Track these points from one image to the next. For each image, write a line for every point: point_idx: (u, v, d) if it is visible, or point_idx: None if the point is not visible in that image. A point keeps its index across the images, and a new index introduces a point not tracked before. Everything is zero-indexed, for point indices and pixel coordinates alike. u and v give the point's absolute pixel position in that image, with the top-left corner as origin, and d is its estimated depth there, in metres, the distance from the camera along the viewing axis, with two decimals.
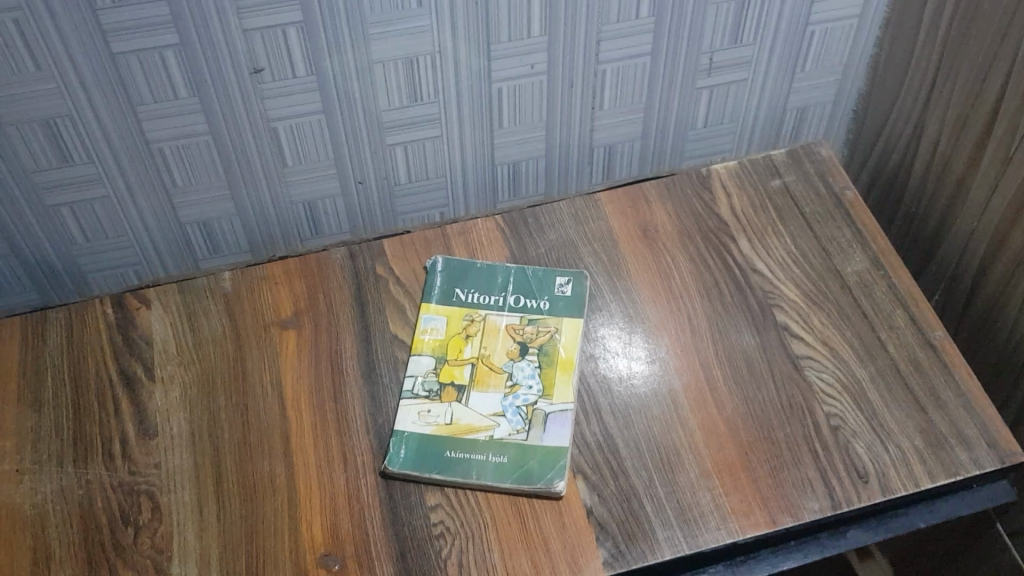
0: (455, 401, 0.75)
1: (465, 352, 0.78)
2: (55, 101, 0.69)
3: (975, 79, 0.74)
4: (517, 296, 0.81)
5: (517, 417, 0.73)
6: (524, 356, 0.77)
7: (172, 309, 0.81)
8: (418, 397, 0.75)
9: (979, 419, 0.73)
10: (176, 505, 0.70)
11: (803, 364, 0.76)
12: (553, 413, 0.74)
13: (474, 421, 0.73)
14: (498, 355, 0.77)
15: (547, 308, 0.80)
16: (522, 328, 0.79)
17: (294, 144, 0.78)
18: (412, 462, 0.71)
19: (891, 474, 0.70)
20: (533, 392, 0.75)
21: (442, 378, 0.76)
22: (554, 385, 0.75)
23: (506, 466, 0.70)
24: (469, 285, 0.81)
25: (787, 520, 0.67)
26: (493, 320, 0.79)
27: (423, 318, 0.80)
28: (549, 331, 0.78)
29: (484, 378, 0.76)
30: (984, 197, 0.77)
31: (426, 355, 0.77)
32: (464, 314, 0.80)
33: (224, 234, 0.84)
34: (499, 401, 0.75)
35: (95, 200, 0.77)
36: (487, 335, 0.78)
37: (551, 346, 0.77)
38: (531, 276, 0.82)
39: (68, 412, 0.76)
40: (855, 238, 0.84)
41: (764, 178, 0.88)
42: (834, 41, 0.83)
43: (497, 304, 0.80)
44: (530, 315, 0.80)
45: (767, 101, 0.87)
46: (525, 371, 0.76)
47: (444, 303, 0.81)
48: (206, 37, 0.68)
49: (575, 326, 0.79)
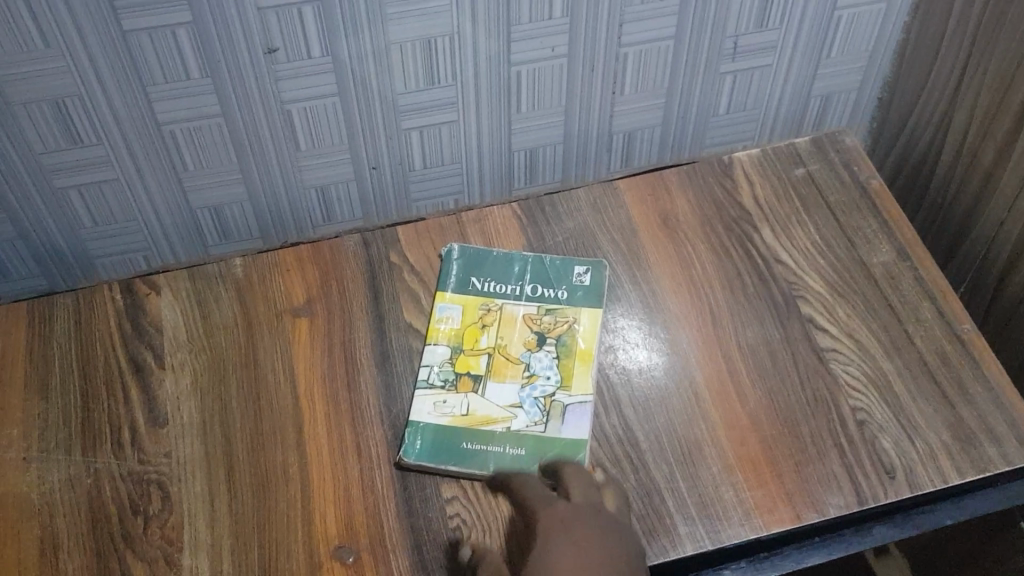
0: (472, 392, 0.73)
1: (481, 342, 0.76)
2: (64, 80, 0.67)
3: (1008, 67, 0.72)
4: (534, 285, 0.79)
5: (535, 409, 0.72)
6: (542, 346, 0.75)
7: (182, 294, 0.80)
8: (433, 387, 0.73)
9: (1008, 415, 0.71)
10: (186, 496, 0.69)
11: (829, 357, 0.74)
12: (572, 404, 0.72)
13: (491, 412, 0.72)
14: (515, 346, 0.76)
15: (565, 298, 0.78)
16: (540, 318, 0.77)
17: (308, 127, 0.76)
18: (428, 454, 0.69)
19: (919, 469, 0.68)
20: (551, 383, 0.73)
21: (459, 368, 0.75)
22: (573, 375, 0.74)
23: (523, 459, 0.69)
24: (485, 274, 0.80)
25: (812, 516, 0.66)
26: (510, 310, 0.78)
27: (438, 307, 0.78)
28: (567, 322, 0.77)
29: (501, 369, 0.74)
30: (1014, 187, 0.75)
31: (441, 345, 0.76)
32: (480, 303, 0.78)
33: (236, 219, 0.82)
34: (517, 392, 0.73)
35: (105, 183, 0.76)
36: (504, 325, 0.77)
37: (569, 336, 0.76)
38: (549, 265, 0.80)
39: (76, 399, 0.74)
40: (880, 228, 0.82)
41: (787, 166, 0.86)
42: (861, 26, 0.81)
43: (514, 293, 0.79)
44: (547, 304, 0.78)
45: (791, 88, 0.85)
46: (543, 361, 0.75)
47: (460, 292, 0.79)
48: (220, 15, 0.66)
49: (594, 316, 0.77)
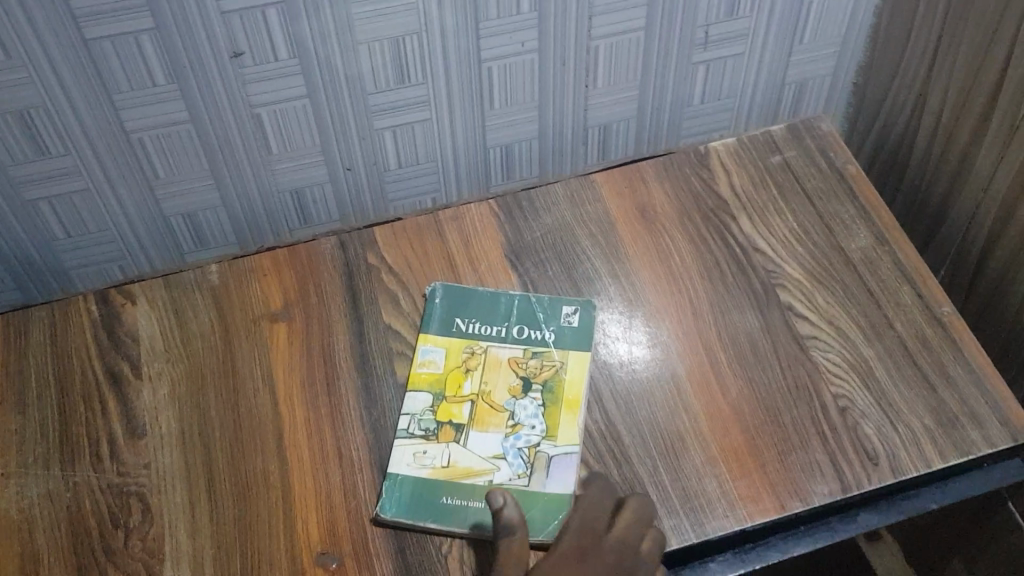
0: (453, 441, 0.70)
1: (465, 388, 0.73)
2: (29, 92, 0.67)
3: (978, 49, 0.72)
4: (519, 326, 0.76)
5: (519, 461, 0.69)
6: (528, 393, 0.72)
7: (158, 303, 0.79)
8: (414, 437, 0.70)
9: (990, 396, 0.71)
10: (167, 507, 0.68)
11: (809, 345, 0.74)
12: (556, 455, 0.69)
13: (473, 464, 0.69)
14: (500, 391, 0.72)
15: (553, 339, 0.75)
16: (526, 361, 0.73)
17: (279, 130, 0.76)
18: (406, 509, 0.66)
19: (902, 455, 0.68)
20: (536, 432, 0.70)
21: (440, 417, 0.71)
22: (559, 424, 0.70)
23: None
24: (469, 314, 0.76)
25: (796, 505, 0.65)
26: (495, 353, 0.74)
27: (421, 349, 0.75)
28: (554, 365, 0.73)
29: (484, 417, 0.71)
30: (990, 168, 0.74)
31: (423, 391, 0.73)
32: (464, 345, 0.75)
33: (210, 225, 0.82)
34: (500, 442, 0.70)
35: (75, 194, 0.75)
36: (489, 369, 0.73)
37: (556, 381, 0.72)
38: (536, 304, 0.77)
39: (53, 413, 0.73)
40: (858, 214, 0.81)
41: (764, 154, 0.86)
42: (832, 12, 0.80)
43: (500, 334, 0.75)
44: (533, 346, 0.74)
45: (765, 76, 0.85)
46: (528, 409, 0.71)
47: (443, 335, 0.76)
48: (183, 21, 0.65)
49: (581, 358, 0.73)
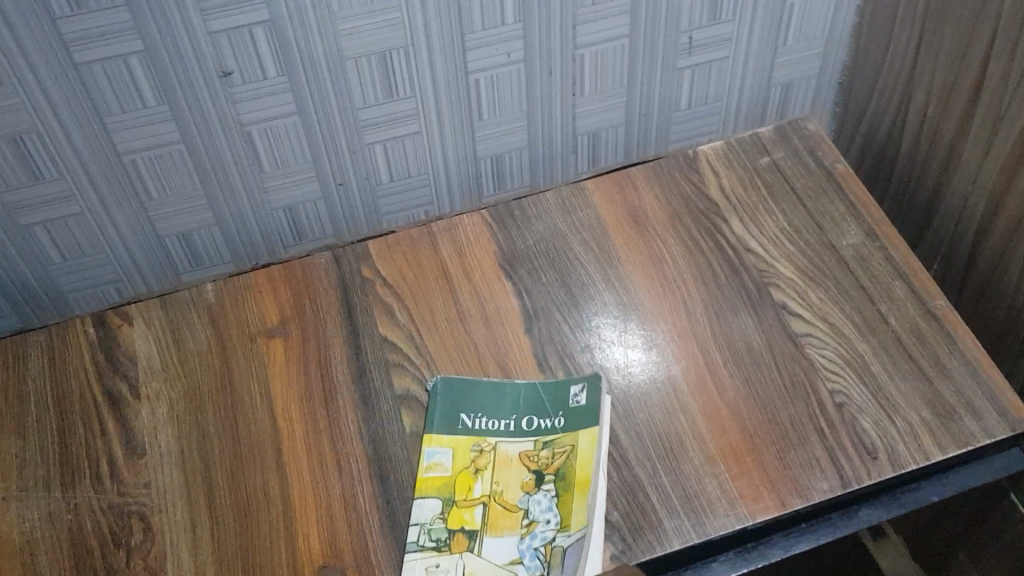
0: (467, 551, 0.65)
1: (475, 490, 0.68)
2: (21, 117, 0.67)
3: (958, 44, 0.72)
4: (528, 416, 0.72)
5: (536, 562, 0.65)
6: (540, 486, 0.68)
7: (155, 324, 0.80)
8: (424, 549, 0.65)
9: (986, 387, 0.71)
10: (168, 526, 0.68)
11: (804, 342, 0.74)
12: (572, 546, 0.65)
13: (489, 572, 0.64)
14: (511, 490, 0.68)
15: (564, 424, 0.71)
16: (537, 454, 0.70)
17: (271, 148, 0.76)
18: None
19: (901, 448, 0.68)
20: (551, 527, 0.66)
21: (451, 525, 0.67)
22: (572, 512, 0.66)
23: None
24: (475, 408, 0.72)
25: (797, 502, 0.65)
26: (505, 449, 0.70)
27: (425, 452, 0.70)
28: (566, 452, 0.69)
29: (497, 520, 0.67)
30: (976, 161, 0.75)
31: (430, 498, 0.68)
32: (471, 444, 0.71)
33: (205, 245, 0.82)
34: (516, 544, 0.66)
35: (70, 218, 0.75)
36: (498, 467, 0.69)
37: (568, 469, 0.69)
38: (543, 391, 0.73)
39: (53, 436, 0.74)
40: (848, 211, 0.82)
41: (753, 156, 0.87)
42: (815, 13, 0.81)
43: (509, 428, 0.71)
44: (544, 435, 0.70)
45: (751, 79, 0.86)
46: (541, 504, 0.67)
47: (449, 434, 0.71)
48: (171, 42, 0.66)
49: (593, 439, 0.70)
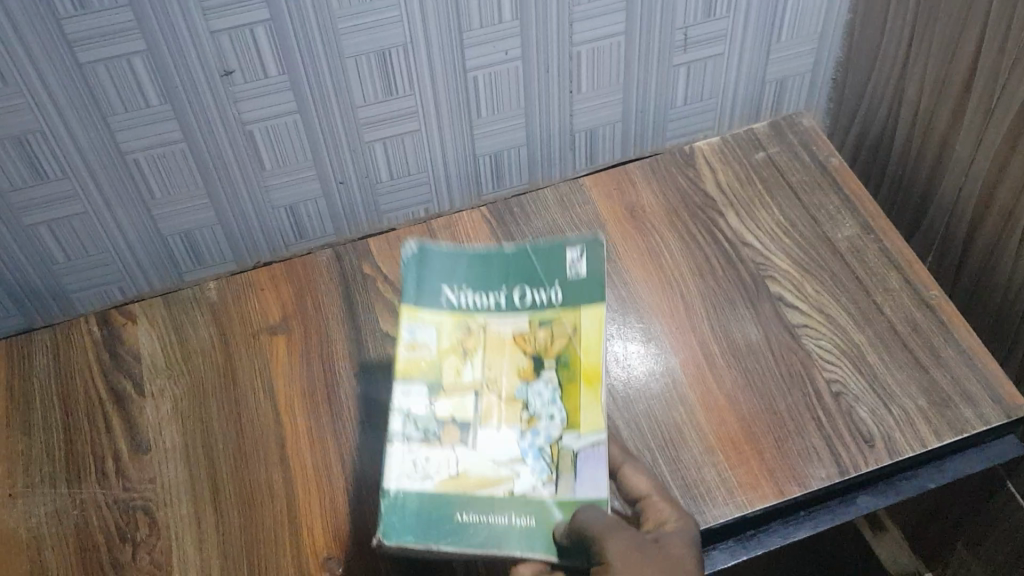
0: (459, 442, 0.62)
1: (465, 374, 0.65)
2: (25, 117, 0.68)
3: (949, 38, 0.73)
4: (520, 288, 0.68)
5: (542, 463, 0.61)
6: (541, 373, 0.65)
7: (158, 322, 0.80)
8: (410, 438, 0.62)
9: (981, 375, 0.72)
10: (173, 520, 0.69)
11: (801, 333, 0.75)
12: (582, 449, 0.61)
13: (487, 473, 0.61)
14: (507, 381, 0.65)
15: (560, 302, 0.67)
16: (534, 333, 0.66)
17: (271, 146, 0.77)
18: (414, 532, 0.58)
19: (897, 436, 0.69)
20: (556, 424, 0.63)
21: (441, 414, 0.63)
22: (579, 409, 0.63)
23: (535, 530, 0.59)
24: (459, 281, 0.68)
25: (795, 490, 0.66)
26: (495, 330, 0.66)
27: (405, 330, 0.65)
28: (567, 333, 0.66)
29: (494, 412, 0.63)
30: (969, 153, 0.75)
31: (415, 381, 0.64)
32: (458, 321, 0.66)
33: (208, 243, 0.83)
34: (517, 441, 0.62)
35: (74, 217, 0.76)
36: (491, 351, 0.65)
37: (571, 357, 0.65)
38: (533, 259, 0.69)
39: (58, 432, 0.74)
40: (843, 205, 0.83)
41: (748, 151, 0.88)
42: (808, 9, 0.82)
43: (498, 305, 0.67)
44: (538, 313, 0.67)
45: (746, 75, 0.87)
46: (543, 397, 0.64)
47: (432, 312, 0.66)
48: (174, 41, 0.67)
49: (596, 315, 0.66)
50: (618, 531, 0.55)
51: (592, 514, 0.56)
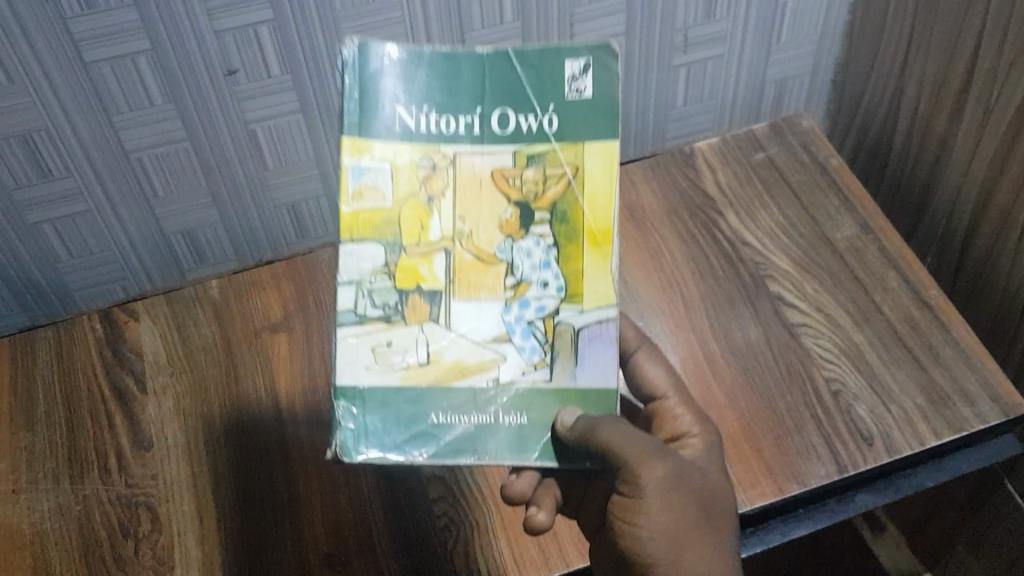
0: (427, 321, 0.53)
1: (433, 231, 0.53)
2: (30, 115, 0.68)
3: (949, 39, 0.74)
4: (500, 109, 0.53)
5: (532, 343, 0.54)
6: (530, 230, 0.54)
7: (160, 320, 0.81)
8: (366, 321, 0.53)
9: (980, 373, 0.73)
10: (176, 516, 0.70)
11: (800, 332, 0.76)
12: (587, 331, 0.54)
13: (464, 356, 0.54)
14: (484, 234, 0.53)
15: (557, 136, 0.53)
16: (519, 173, 0.53)
17: (274, 146, 0.78)
18: (383, 440, 0.53)
19: (896, 434, 0.70)
20: (551, 294, 0.54)
21: (405, 284, 0.53)
22: (582, 275, 0.54)
23: (523, 429, 0.54)
24: (417, 98, 0.53)
25: (794, 488, 0.67)
26: (468, 166, 0.53)
27: (349, 167, 0.53)
28: (565, 174, 0.53)
29: (465, 268, 0.53)
30: (968, 154, 0.76)
31: (367, 243, 0.53)
32: (420, 155, 0.53)
33: (210, 242, 0.83)
34: (501, 315, 0.54)
35: (78, 215, 0.77)
36: (464, 197, 0.53)
37: (573, 211, 0.54)
38: (525, 83, 0.53)
39: (61, 428, 0.75)
40: (843, 205, 0.84)
41: (748, 151, 0.88)
42: (808, 11, 0.82)
43: (467, 132, 0.53)
44: (526, 145, 0.53)
45: (746, 77, 0.87)
46: (535, 255, 0.54)
47: (381, 142, 0.53)
48: (177, 40, 0.67)
49: (603, 155, 0.53)
50: (654, 464, 0.54)
51: (624, 432, 0.52)
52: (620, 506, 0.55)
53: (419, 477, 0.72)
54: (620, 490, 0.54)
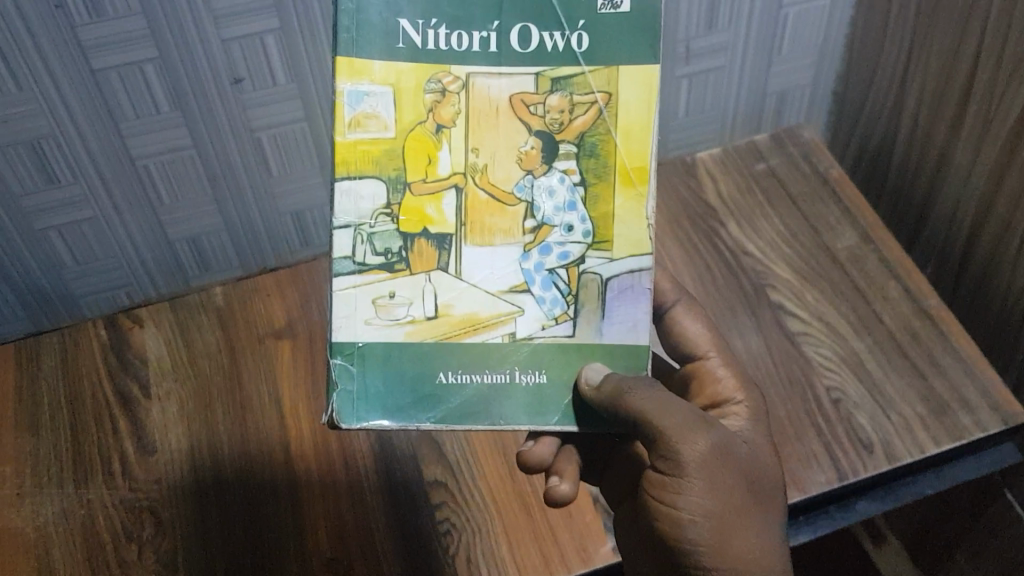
0: (434, 269, 0.53)
1: (441, 167, 0.52)
2: (39, 122, 0.69)
3: (948, 53, 0.75)
4: (521, 24, 0.51)
5: (554, 295, 0.53)
6: (553, 165, 0.52)
7: (165, 326, 0.81)
8: (365, 269, 0.52)
9: (979, 382, 0.74)
10: (179, 520, 0.70)
11: (801, 340, 0.77)
12: (615, 280, 0.53)
13: (477, 308, 0.53)
14: (501, 170, 0.52)
15: (586, 58, 0.51)
16: (542, 100, 0.52)
17: (279, 153, 0.78)
18: (390, 405, 0.52)
19: (896, 442, 0.71)
20: (574, 240, 0.53)
21: (412, 227, 0.52)
22: (612, 220, 0.53)
23: (542, 390, 0.53)
24: (424, 8, 0.50)
25: (794, 494, 0.68)
26: (482, 93, 0.51)
27: (345, 91, 0.50)
28: (595, 101, 0.52)
29: (477, 208, 0.53)
30: (967, 166, 0.76)
31: (366, 179, 0.52)
32: (426, 77, 0.51)
33: (214, 249, 0.84)
34: (519, 262, 0.53)
35: (83, 222, 0.77)
36: (476, 129, 0.52)
37: (605, 147, 0.52)
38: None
39: (65, 433, 0.75)
40: (843, 215, 0.85)
41: (749, 161, 0.90)
42: (809, 23, 0.83)
43: (482, 48, 0.51)
44: (551, 67, 0.51)
45: (748, 88, 0.87)
46: (559, 194, 0.53)
47: (383, 61, 0.51)
48: (185, 49, 0.68)
49: (638, 80, 0.52)
50: (694, 437, 0.54)
51: (663, 402, 0.53)
52: (659, 486, 0.55)
53: (422, 481, 0.73)
54: (658, 467, 0.54)
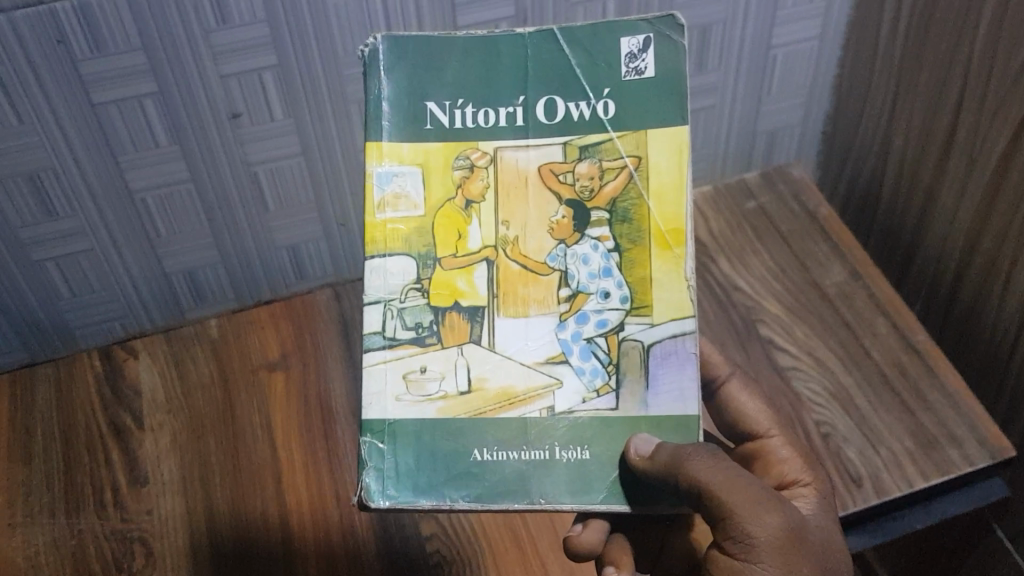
0: (467, 342, 0.53)
1: (471, 242, 0.54)
2: (40, 154, 0.70)
3: (935, 92, 0.76)
4: (546, 98, 0.54)
5: (593, 365, 0.53)
6: (586, 233, 0.53)
7: (159, 358, 0.82)
8: (397, 344, 0.53)
9: (967, 417, 0.74)
10: (168, 551, 0.71)
11: (790, 375, 0.78)
12: (656, 347, 0.53)
13: (512, 383, 0.53)
14: (532, 241, 0.53)
15: (614, 124, 0.53)
16: (571, 169, 0.53)
17: (274, 187, 0.79)
18: (423, 483, 0.52)
19: (884, 476, 0.72)
20: (610, 307, 0.53)
21: (444, 301, 0.53)
22: (650, 285, 0.53)
23: (584, 469, 0.52)
24: (451, 91, 0.54)
25: None
26: (510, 165, 0.53)
27: (375, 172, 0.53)
28: (625, 166, 0.53)
29: (510, 279, 0.53)
30: (953, 203, 0.77)
31: (395, 255, 0.53)
32: (455, 155, 0.54)
33: (211, 284, 0.84)
34: (557, 333, 0.53)
35: (82, 253, 0.78)
36: (506, 203, 0.54)
37: (638, 211, 0.53)
38: (575, 69, 0.54)
39: (57, 463, 0.76)
40: (832, 252, 0.86)
41: (739, 200, 0.91)
42: (798, 63, 0.84)
43: (509, 123, 0.54)
44: (578, 136, 0.53)
45: (738, 128, 0.88)
46: (593, 261, 0.53)
47: (411, 145, 0.54)
48: (183, 84, 0.69)
49: (669, 142, 0.53)
50: (767, 518, 0.51)
51: (733, 480, 0.52)
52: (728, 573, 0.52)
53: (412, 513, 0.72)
54: (729, 551, 0.52)
